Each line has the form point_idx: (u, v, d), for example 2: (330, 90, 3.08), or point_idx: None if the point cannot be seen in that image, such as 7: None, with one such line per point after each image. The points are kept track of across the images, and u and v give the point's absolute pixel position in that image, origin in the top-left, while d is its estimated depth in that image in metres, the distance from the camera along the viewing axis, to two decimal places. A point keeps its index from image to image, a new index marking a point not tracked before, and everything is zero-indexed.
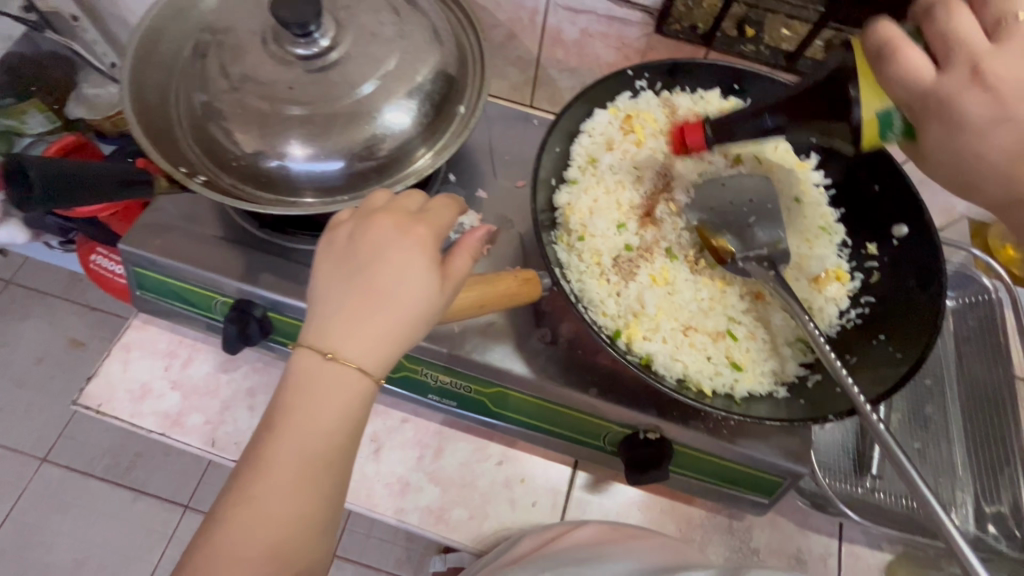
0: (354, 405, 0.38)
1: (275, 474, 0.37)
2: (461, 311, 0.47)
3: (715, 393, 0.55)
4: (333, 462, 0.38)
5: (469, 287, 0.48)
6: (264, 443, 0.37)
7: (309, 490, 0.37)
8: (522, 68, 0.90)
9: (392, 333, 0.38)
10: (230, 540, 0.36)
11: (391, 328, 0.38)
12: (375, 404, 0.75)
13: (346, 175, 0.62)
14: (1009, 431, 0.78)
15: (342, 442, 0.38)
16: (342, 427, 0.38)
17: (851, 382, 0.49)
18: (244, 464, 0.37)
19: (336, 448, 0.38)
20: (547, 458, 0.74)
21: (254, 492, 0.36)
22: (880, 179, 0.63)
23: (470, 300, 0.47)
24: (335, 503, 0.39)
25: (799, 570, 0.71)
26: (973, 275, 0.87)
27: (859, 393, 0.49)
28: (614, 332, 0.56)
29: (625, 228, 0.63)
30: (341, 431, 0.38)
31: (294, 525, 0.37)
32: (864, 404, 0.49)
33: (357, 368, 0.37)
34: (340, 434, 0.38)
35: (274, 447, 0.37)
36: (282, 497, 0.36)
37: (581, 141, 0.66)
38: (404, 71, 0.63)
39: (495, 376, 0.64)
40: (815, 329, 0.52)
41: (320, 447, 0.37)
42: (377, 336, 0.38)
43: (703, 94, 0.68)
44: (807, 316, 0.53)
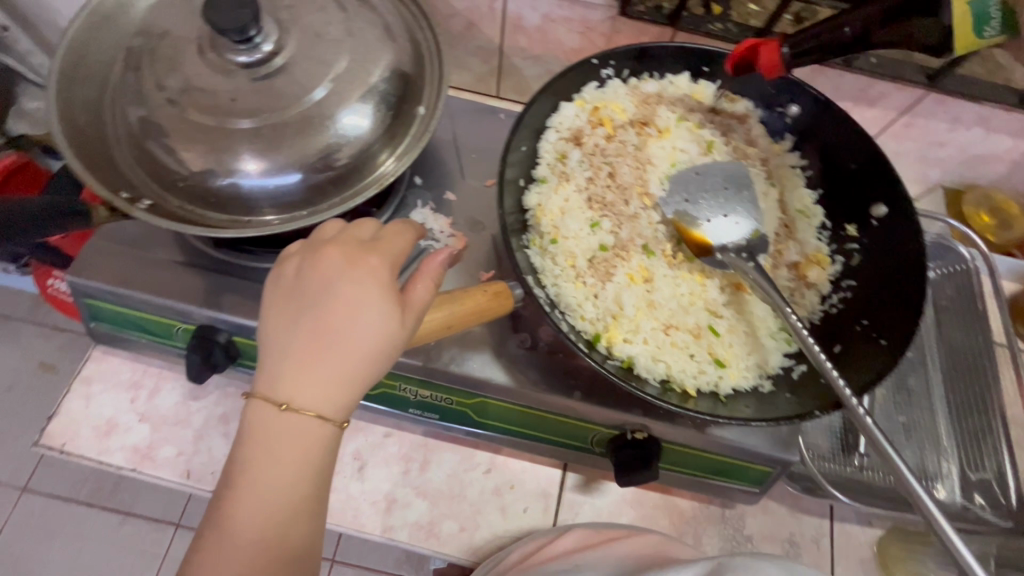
0: (316, 454, 0.35)
1: (236, 534, 0.34)
2: (432, 333, 0.45)
3: (699, 392, 0.53)
4: (300, 514, 0.35)
5: (436, 306, 0.45)
6: (224, 502, 0.35)
7: (276, 546, 0.35)
8: (486, 59, 0.87)
9: (350, 372, 0.36)
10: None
11: (348, 368, 0.36)
12: (355, 420, 0.72)
13: (303, 188, 0.59)
14: (990, 396, 0.78)
15: (308, 493, 0.36)
16: (306, 477, 0.35)
17: (835, 373, 0.48)
18: (204, 527, 0.35)
19: (302, 499, 0.36)
20: (534, 462, 0.72)
21: (213, 557, 0.34)
22: (856, 158, 0.61)
23: (437, 321, 0.45)
24: (307, 555, 0.37)
25: (793, 553, 0.71)
26: (950, 245, 0.87)
27: (844, 386, 0.48)
28: (593, 336, 0.54)
29: (599, 226, 0.60)
30: (304, 482, 0.35)
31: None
32: (850, 396, 0.47)
33: (316, 415, 0.35)
34: (305, 486, 0.35)
35: (233, 506, 0.34)
36: (244, 558, 0.34)
37: (548, 138, 0.63)
38: (356, 72, 0.60)
39: (475, 386, 0.62)
40: (797, 321, 0.51)
41: (284, 501, 0.35)
42: (334, 379, 0.35)
43: (672, 79, 0.66)
44: (788, 307, 0.52)
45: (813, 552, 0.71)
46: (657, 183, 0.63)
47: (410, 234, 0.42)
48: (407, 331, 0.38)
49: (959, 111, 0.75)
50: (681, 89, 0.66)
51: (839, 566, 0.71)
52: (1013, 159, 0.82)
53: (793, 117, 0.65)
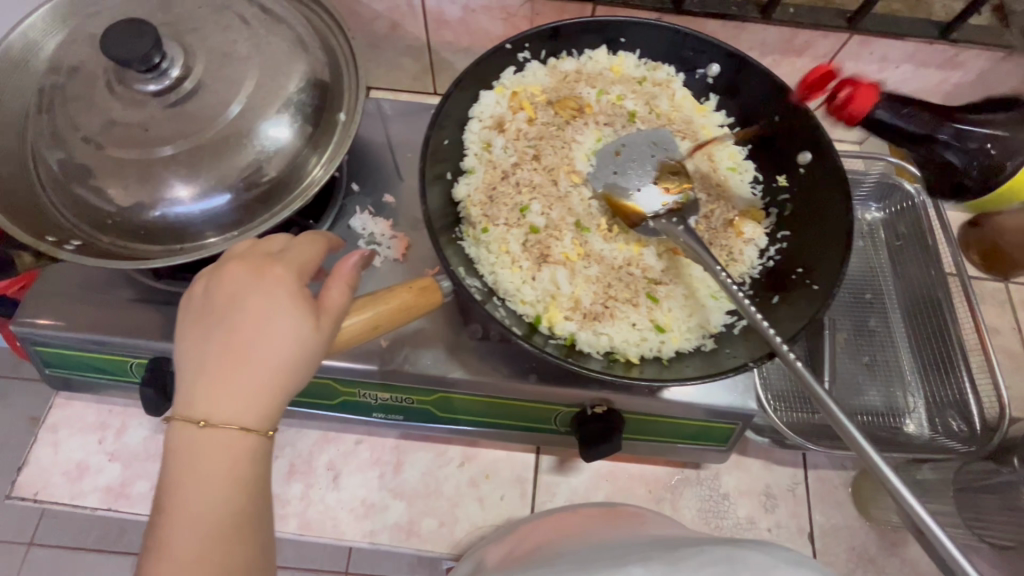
0: (246, 466, 0.36)
1: (174, 556, 0.34)
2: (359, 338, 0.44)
3: (643, 359, 0.54)
4: (238, 526, 0.36)
5: (358, 309, 0.44)
6: (157, 527, 0.35)
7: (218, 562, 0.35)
8: (417, 57, 0.88)
9: (270, 381, 0.36)
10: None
11: (267, 376, 0.36)
12: (326, 431, 0.73)
13: (233, 209, 0.59)
14: (950, 327, 0.79)
15: (243, 504, 0.36)
16: (238, 490, 0.36)
17: (765, 323, 0.48)
18: (142, 558, 0.35)
19: (239, 512, 0.36)
20: (507, 449, 0.73)
21: None
22: (778, 109, 0.62)
23: (360, 323, 0.43)
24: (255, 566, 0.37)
25: (770, 504, 0.72)
26: (895, 184, 0.87)
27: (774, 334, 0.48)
28: (534, 318, 0.55)
29: (528, 211, 0.59)
30: (237, 496, 0.36)
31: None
32: (781, 344, 0.48)
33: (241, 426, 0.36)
34: (238, 499, 0.36)
35: (167, 529, 0.35)
36: None
37: (472, 128, 0.62)
38: (271, 88, 0.60)
39: (433, 382, 0.63)
40: (728, 277, 0.52)
41: (220, 515, 0.35)
42: (252, 389, 0.36)
43: (590, 55, 0.66)
44: (718, 265, 0.52)
45: (788, 502, 0.73)
46: (582, 160, 0.62)
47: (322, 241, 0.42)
48: (324, 334, 0.38)
49: (884, 50, 0.79)
50: (600, 64, 0.66)
51: (817, 511, 0.73)
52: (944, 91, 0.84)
53: (714, 76, 0.66)
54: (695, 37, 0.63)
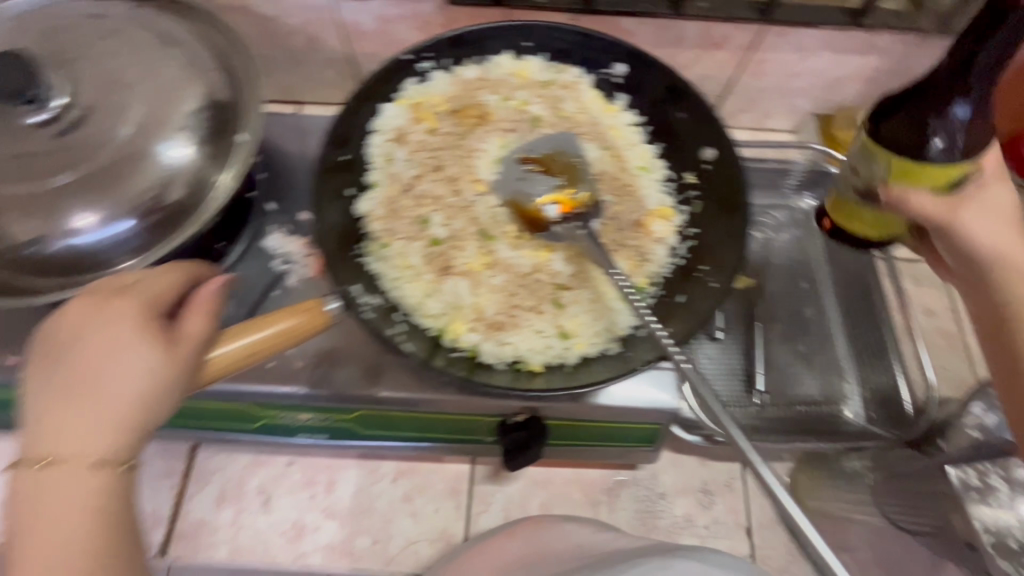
0: (102, 501, 0.35)
1: None
2: (234, 367, 0.43)
3: (547, 367, 0.53)
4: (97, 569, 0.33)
5: (232, 337, 0.43)
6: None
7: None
8: (340, 69, 0.87)
9: (121, 411, 0.36)
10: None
11: (118, 406, 0.36)
12: (256, 454, 0.72)
13: (134, 234, 0.57)
14: (881, 314, 0.81)
15: (99, 545, 0.34)
16: (93, 529, 0.34)
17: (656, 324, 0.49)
18: None
19: (97, 554, 0.34)
20: (441, 462, 0.72)
21: None
22: (681, 107, 0.62)
23: (237, 351, 0.43)
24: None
25: (707, 501, 0.72)
26: (824, 171, 0.88)
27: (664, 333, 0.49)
28: (437, 331, 0.54)
29: (429, 223, 0.59)
30: (94, 536, 0.34)
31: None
32: (671, 348, 0.48)
33: (90, 459, 0.35)
34: (94, 540, 0.34)
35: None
36: None
37: (372, 141, 0.61)
38: (165, 112, 0.59)
39: (349, 400, 0.62)
40: (623, 278, 0.52)
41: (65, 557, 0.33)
42: (102, 421, 0.36)
43: (494, 61, 0.65)
44: (613, 267, 0.53)
45: (725, 497, 0.72)
46: (486, 168, 0.62)
47: (183, 270, 0.42)
48: (181, 360, 0.38)
49: (801, 39, 0.79)
50: (504, 69, 0.65)
51: (755, 506, 0.72)
52: (866, 76, 0.84)
53: (620, 75, 0.65)
54: (596, 38, 0.63)
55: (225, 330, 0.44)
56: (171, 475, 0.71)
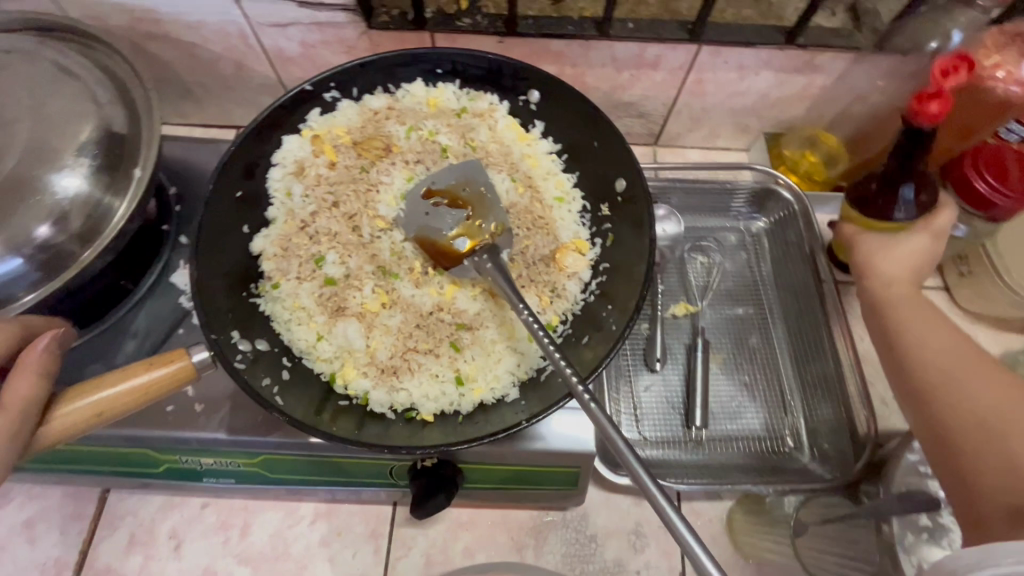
0: None
1: None
2: (77, 427, 0.41)
3: (440, 416, 0.51)
4: None
5: (76, 396, 0.41)
6: None
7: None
8: (271, 94, 0.86)
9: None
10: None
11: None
12: (171, 496, 0.70)
13: (21, 271, 0.55)
14: (824, 337, 0.76)
15: None
16: None
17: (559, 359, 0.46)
18: None
19: None
20: (362, 503, 0.70)
21: None
22: (595, 135, 0.59)
23: (77, 411, 0.40)
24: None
25: (639, 544, 0.68)
26: (774, 191, 0.85)
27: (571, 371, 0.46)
28: (328, 377, 0.52)
29: (325, 262, 0.56)
30: None
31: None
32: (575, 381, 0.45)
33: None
34: None
35: None
36: None
37: (273, 176, 0.58)
38: (55, 146, 0.57)
39: (250, 445, 0.59)
40: (528, 313, 0.49)
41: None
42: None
43: (407, 89, 0.63)
44: (520, 301, 0.50)
45: (659, 540, 0.69)
46: (388, 205, 0.60)
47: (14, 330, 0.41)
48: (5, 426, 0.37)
49: (738, 58, 0.76)
50: (416, 98, 0.63)
51: None
52: (812, 95, 0.82)
53: (537, 102, 0.62)
54: (508, 65, 0.60)
55: (75, 387, 0.42)
56: (80, 519, 0.68)
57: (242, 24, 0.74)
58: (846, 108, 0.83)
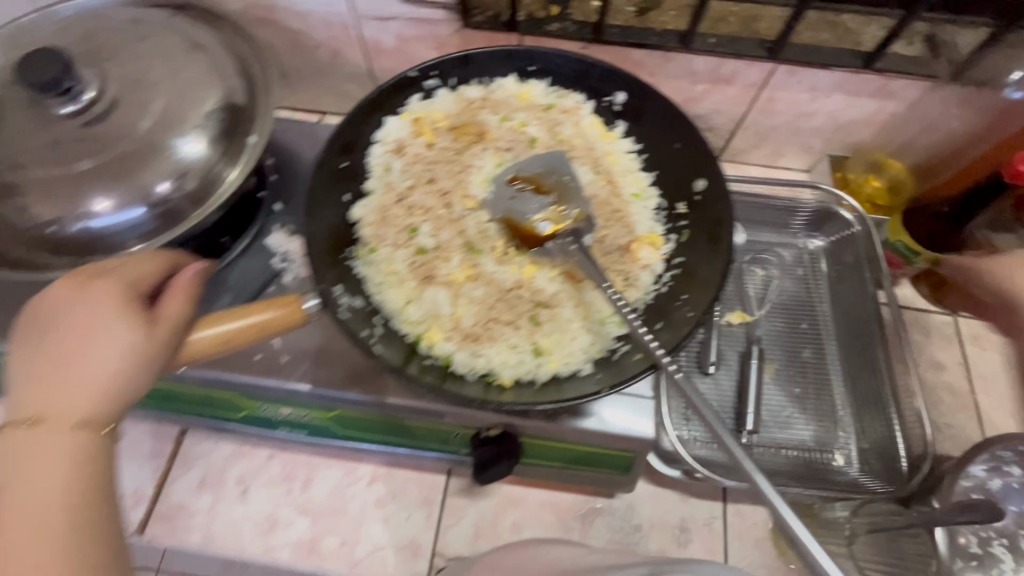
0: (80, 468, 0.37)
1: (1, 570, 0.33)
2: (204, 354, 0.45)
3: (518, 382, 0.54)
4: (71, 532, 0.35)
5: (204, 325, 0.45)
6: None
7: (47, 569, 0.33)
8: (361, 83, 0.92)
9: (100, 380, 0.38)
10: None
11: (97, 377, 0.38)
12: (240, 445, 0.74)
13: (141, 221, 0.61)
14: (880, 355, 0.77)
15: (73, 509, 0.35)
16: (74, 496, 0.36)
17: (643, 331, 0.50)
18: None
19: (68, 519, 0.35)
20: (418, 471, 0.73)
21: None
22: (679, 137, 0.63)
23: (204, 341, 0.44)
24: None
25: (683, 539, 0.70)
26: (834, 212, 0.86)
27: (653, 344, 0.49)
28: (414, 338, 0.55)
29: (418, 232, 0.61)
30: (71, 499, 0.35)
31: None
32: (661, 355, 0.49)
33: (71, 425, 0.37)
34: (68, 505, 0.35)
35: None
36: None
37: (374, 151, 0.63)
38: (184, 111, 0.63)
39: (327, 399, 0.63)
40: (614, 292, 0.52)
41: (48, 514, 0.35)
42: (84, 388, 0.38)
43: (499, 83, 0.67)
44: (605, 282, 0.54)
45: (703, 537, 0.70)
46: (479, 186, 0.64)
47: (162, 258, 0.45)
48: (160, 336, 0.41)
49: (812, 79, 0.79)
50: (508, 91, 0.67)
51: (734, 549, 0.70)
52: (882, 120, 0.84)
53: (621, 104, 0.67)
54: (599, 67, 0.65)
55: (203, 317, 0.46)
56: (157, 457, 0.73)
57: (347, 16, 0.81)
58: (914, 136, 0.85)
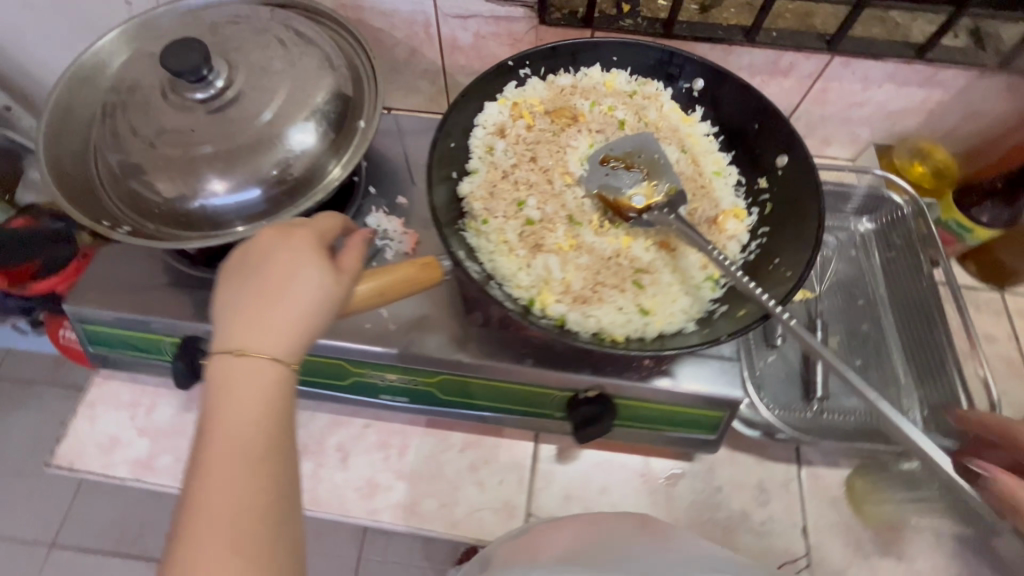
0: (276, 394, 0.43)
1: (214, 472, 0.40)
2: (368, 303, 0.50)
3: (629, 338, 0.58)
4: (267, 450, 0.41)
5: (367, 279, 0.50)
6: (201, 452, 0.41)
7: (250, 484, 0.40)
8: (432, 80, 0.97)
9: (298, 320, 0.44)
10: (190, 555, 0.37)
11: (293, 318, 0.44)
12: (337, 416, 0.78)
13: (263, 200, 0.66)
14: (939, 332, 0.82)
15: (270, 430, 0.42)
16: (270, 419, 0.42)
17: (752, 286, 0.55)
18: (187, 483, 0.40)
19: (266, 439, 0.41)
20: (508, 438, 0.77)
21: (196, 502, 0.39)
22: (757, 118, 0.68)
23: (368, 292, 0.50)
24: (283, 497, 0.41)
25: (763, 498, 0.74)
26: (884, 196, 0.91)
27: (765, 297, 0.54)
28: (528, 300, 0.59)
29: (525, 206, 0.66)
30: (268, 422, 0.42)
31: (246, 522, 0.39)
32: (773, 306, 0.54)
33: (272, 360, 0.43)
34: (266, 426, 0.42)
35: (208, 450, 0.40)
36: (228, 493, 0.39)
37: (476, 134, 0.69)
38: (300, 97, 0.67)
39: (435, 364, 0.67)
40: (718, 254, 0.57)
41: (250, 438, 0.41)
42: (283, 327, 0.44)
43: (585, 72, 0.73)
44: (709, 245, 0.58)
45: (782, 497, 0.74)
46: (576, 164, 0.69)
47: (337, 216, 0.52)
48: (343, 284, 0.46)
49: (866, 70, 0.84)
50: (594, 79, 0.73)
51: (812, 507, 0.74)
52: (928, 109, 0.89)
53: (699, 90, 0.72)
54: (681, 55, 0.70)
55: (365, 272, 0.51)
56: None
57: (429, 14, 0.86)
58: (958, 124, 0.90)
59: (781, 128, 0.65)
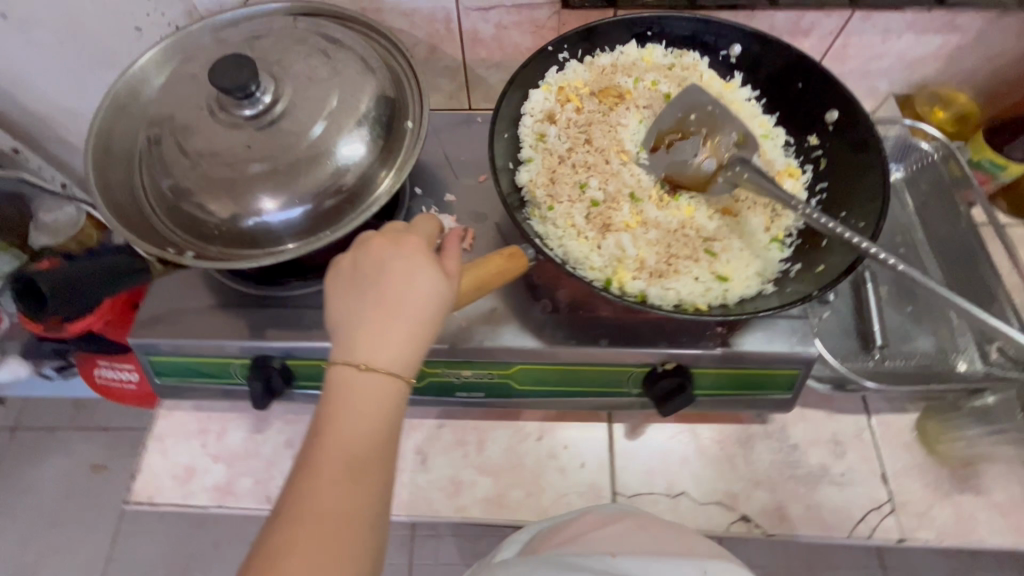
0: (389, 404, 0.46)
1: (327, 473, 0.43)
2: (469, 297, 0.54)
3: (711, 306, 0.58)
4: (374, 458, 0.45)
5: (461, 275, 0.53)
6: (314, 450, 0.44)
7: (354, 490, 0.43)
8: (453, 76, 0.96)
9: (413, 331, 0.47)
10: (293, 548, 0.40)
11: (409, 329, 0.47)
12: (409, 420, 0.78)
13: (323, 211, 0.65)
14: (987, 272, 0.83)
15: (380, 438, 0.45)
16: (380, 427, 0.45)
17: (841, 229, 0.54)
18: (296, 479, 0.43)
19: (377, 447, 0.45)
20: (582, 421, 0.77)
21: (303, 497, 0.42)
22: (802, 77, 0.69)
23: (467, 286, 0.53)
24: (378, 505, 0.44)
25: (839, 451, 0.75)
26: (912, 144, 0.92)
27: (856, 238, 0.54)
28: (604, 281, 0.59)
29: (587, 187, 0.66)
30: (380, 431, 0.45)
31: (347, 527, 0.42)
32: (869, 247, 0.53)
33: (389, 371, 0.46)
34: (376, 434, 0.45)
35: (322, 450, 0.44)
36: (337, 496, 0.42)
37: (525, 123, 0.69)
38: (347, 105, 0.66)
39: (511, 355, 0.67)
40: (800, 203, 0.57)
41: (360, 445, 0.44)
42: (402, 339, 0.47)
43: (622, 50, 0.73)
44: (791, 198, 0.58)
45: (857, 447, 0.76)
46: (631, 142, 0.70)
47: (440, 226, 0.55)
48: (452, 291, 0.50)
49: (887, 22, 0.86)
50: (632, 57, 0.73)
51: (887, 454, 0.75)
52: (948, 55, 0.91)
53: (737, 56, 0.72)
54: (717, 24, 0.71)
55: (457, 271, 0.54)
56: None
57: (450, 9, 0.85)
58: (977, 66, 0.92)
59: (828, 84, 0.66)
